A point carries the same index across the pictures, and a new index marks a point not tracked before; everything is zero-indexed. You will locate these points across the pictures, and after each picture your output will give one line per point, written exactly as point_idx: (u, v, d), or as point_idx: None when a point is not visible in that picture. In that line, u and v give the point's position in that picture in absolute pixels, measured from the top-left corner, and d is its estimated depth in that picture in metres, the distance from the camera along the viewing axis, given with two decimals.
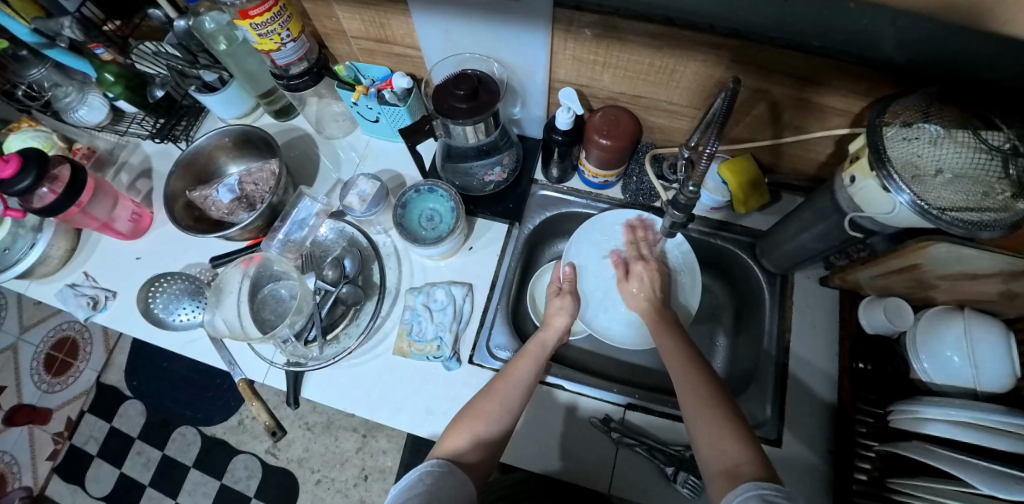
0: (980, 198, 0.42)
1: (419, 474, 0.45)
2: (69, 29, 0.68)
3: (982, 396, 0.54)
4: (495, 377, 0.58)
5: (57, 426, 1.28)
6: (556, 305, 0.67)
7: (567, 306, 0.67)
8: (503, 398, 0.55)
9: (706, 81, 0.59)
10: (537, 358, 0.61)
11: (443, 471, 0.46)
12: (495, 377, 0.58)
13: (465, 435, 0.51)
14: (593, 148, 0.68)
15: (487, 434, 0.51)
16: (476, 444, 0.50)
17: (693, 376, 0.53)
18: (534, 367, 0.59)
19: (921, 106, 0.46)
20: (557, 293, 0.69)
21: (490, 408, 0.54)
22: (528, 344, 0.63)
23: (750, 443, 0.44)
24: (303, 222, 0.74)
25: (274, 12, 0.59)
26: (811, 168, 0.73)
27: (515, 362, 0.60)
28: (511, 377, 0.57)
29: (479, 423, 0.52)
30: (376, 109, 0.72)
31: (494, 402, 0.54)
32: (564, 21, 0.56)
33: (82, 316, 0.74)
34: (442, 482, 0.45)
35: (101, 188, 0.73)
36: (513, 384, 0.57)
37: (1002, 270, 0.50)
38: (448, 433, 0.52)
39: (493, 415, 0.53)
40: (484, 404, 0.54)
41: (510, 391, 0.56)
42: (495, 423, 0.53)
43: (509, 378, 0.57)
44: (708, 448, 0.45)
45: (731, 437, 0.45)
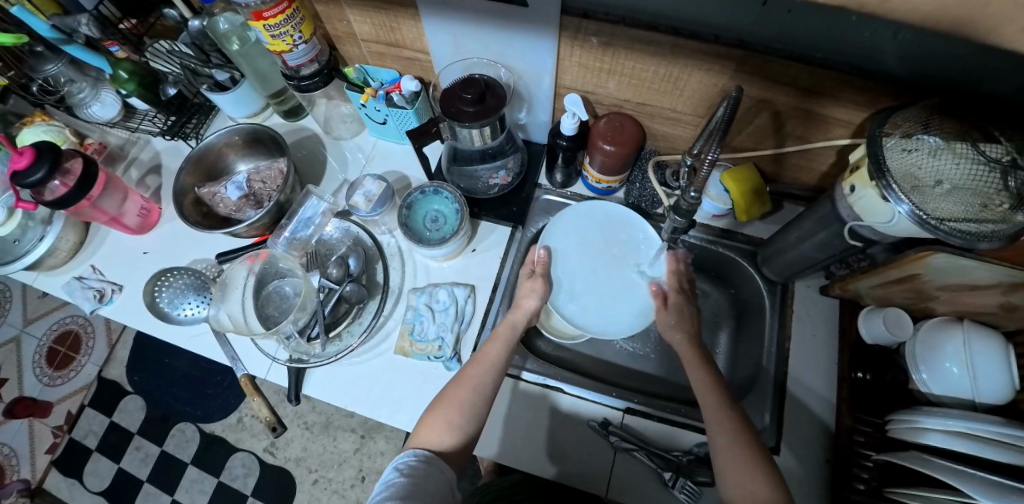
0: (978, 209, 0.43)
1: (398, 467, 0.48)
2: (86, 25, 0.70)
3: (982, 408, 0.55)
4: (466, 364, 0.59)
5: (57, 419, 1.28)
6: (526, 286, 0.68)
7: (536, 286, 0.67)
8: (473, 383, 0.56)
9: (710, 90, 0.60)
10: (507, 341, 0.62)
11: (420, 460, 0.48)
12: (468, 362, 0.60)
13: (440, 424, 0.52)
14: (597, 154, 0.69)
15: (463, 423, 0.53)
16: (450, 432, 0.52)
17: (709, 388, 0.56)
18: (501, 347, 0.61)
19: (921, 118, 0.47)
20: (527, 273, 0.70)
21: (462, 394, 0.55)
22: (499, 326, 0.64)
23: (764, 455, 0.48)
24: (309, 221, 0.75)
25: (287, 15, 0.60)
26: (813, 178, 0.73)
27: (484, 346, 0.61)
28: (482, 360, 0.59)
29: (453, 412, 0.53)
30: (384, 111, 0.74)
31: (466, 390, 0.55)
32: (571, 29, 0.57)
33: (87, 308, 0.75)
34: (420, 469, 0.48)
35: (112, 182, 0.74)
36: (483, 367, 0.58)
37: (1001, 281, 0.51)
38: (423, 425, 0.53)
39: (466, 402, 0.54)
40: (456, 391, 0.55)
41: (480, 372, 0.57)
42: (467, 410, 0.54)
43: (479, 361, 0.59)
44: (731, 468, 0.48)
45: (742, 450, 0.48)
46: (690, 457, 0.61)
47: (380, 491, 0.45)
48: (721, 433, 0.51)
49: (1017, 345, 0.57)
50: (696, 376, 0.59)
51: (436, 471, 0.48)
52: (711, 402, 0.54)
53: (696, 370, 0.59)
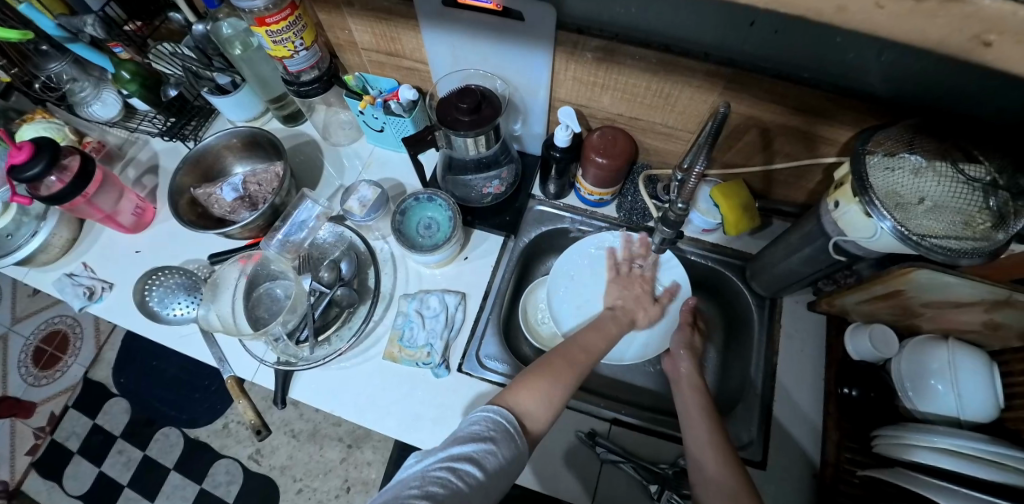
0: (963, 227, 0.44)
1: (486, 424, 0.46)
2: (91, 26, 0.73)
3: (967, 426, 0.55)
4: (568, 346, 0.60)
5: (40, 421, 1.26)
6: (632, 294, 0.72)
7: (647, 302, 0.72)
8: (578, 367, 0.58)
9: (701, 107, 0.62)
10: (608, 334, 0.66)
11: (506, 429, 0.46)
12: (567, 345, 0.61)
13: (539, 397, 0.51)
14: (591, 166, 0.70)
15: (557, 398, 0.53)
16: (547, 403, 0.52)
17: (696, 399, 0.60)
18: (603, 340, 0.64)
19: (904, 138, 0.48)
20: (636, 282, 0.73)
21: (566, 372, 0.56)
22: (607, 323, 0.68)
23: (738, 468, 0.50)
24: (303, 224, 0.74)
25: (290, 21, 0.62)
26: (803, 195, 0.74)
27: (586, 333, 0.64)
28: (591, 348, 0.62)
29: (555, 387, 0.53)
30: (382, 119, 0.75)
31: (573, 372, 0.57)
32: (569, 44, 0.59)
33: (77, 306, 0.75)
34: (505, 438, 0.46)
35: (109, 181, 0.74)
36: (586, 354, 0.60)
37: (984, 298, 0.52)
38: (523, 386, 0.52)
39: (568, 378, 0.55)
40: (559, 367, 0.56)
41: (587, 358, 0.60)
42: (566, 388, 0.54)
43: (584, 349, 0.61)
44: (720, 488, 0.48)
45: (721, 460, 0.51)
46: (676, 470, 0.61)
47: (466, 441, 0.44)
48: (704, 456, 0.52)
49: (1002, 363, 0.57)
50: (686, 396, 0.61)
51: (516, 446, 0.46)
52: (705, 429, 0.55)
53: (688, 396, 0.60)
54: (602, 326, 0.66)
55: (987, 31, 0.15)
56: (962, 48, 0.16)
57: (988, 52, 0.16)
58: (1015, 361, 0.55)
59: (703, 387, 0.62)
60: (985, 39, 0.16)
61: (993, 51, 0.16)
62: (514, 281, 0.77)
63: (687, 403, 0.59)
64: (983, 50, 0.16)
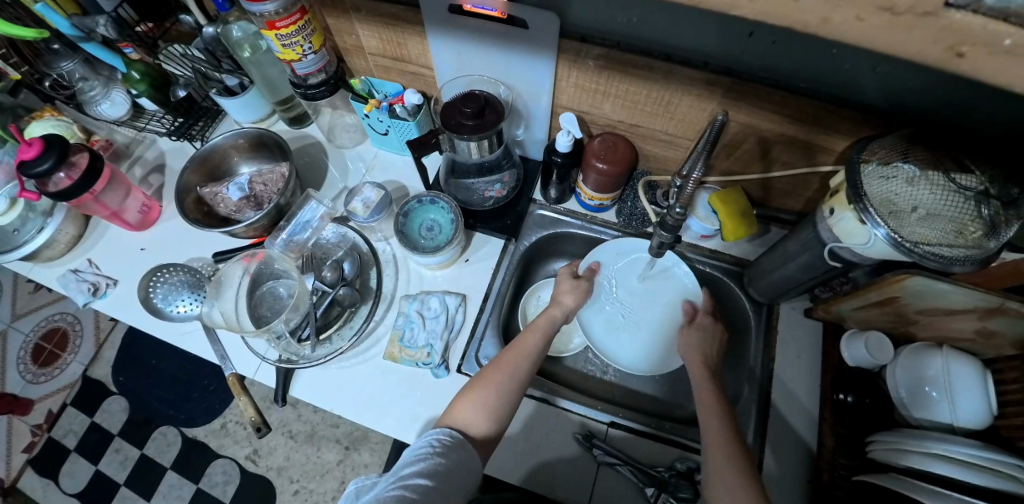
0: (955, 235, 0.45)
1: (432, 442, 0.50)
2: (103, 27, 0.74)
3: (960, 433, 0.56)
4: (502, 350, 0.60)
5: (37, 418, 1.26)
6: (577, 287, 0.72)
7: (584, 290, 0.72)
8: (510, 370, 0.58)
9: (699, 114, 0.63)
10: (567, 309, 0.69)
11: (454, 443, 0.50)
12: (503, 349, 0.61)
13: (474, 406, 0.54)
14: (591, 172, 0.71)
15: (497, 405, 0.54)
16: (484, 415, 0.54)
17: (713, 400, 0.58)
18: (542, 334, 0.64)
19: (899, 147, 0.49)
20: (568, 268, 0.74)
21: (500, 378, 0.56)
22: (537, 319, 0.67)
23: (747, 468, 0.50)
24: (306, 223, 0.76)
25: (298, 26, 0.64)
26: (800, 203, 0.75)
27: (521, 336, 0.63)
28: (517, 348, 0.61)
29: (488, 394, 0.55)
30: (386, 122, 0.76)
31: (506, 378, 0.57)
32: (572, 52, 0.61)
33: (81, 301, 0.75)
34: (455, 450, 0.49)
35: (117, 178, 0.75)
36: (518, 354, 0.60)
37: (977, 305, 0.53)
38: (457, 403, 0.55)
39: (501, 386, 0.56)
40: (492, 373, 0.57)
41: (519, 360, 0.59)
42: (501, 396, 0.55)
43: (516, 350, 0.60)
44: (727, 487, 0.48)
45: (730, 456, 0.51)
46: (673, 473, 0.62)
47: (413, 461, 0.47)
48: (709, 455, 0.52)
49: (996, 371, 0.58)
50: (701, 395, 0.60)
51: (467, 455, 0.50)
52: (715, 427, 0.54)
53: (704, 395, 0.59)
54: (535, 325, 0.65)
55: (960, 42, 0.16)
56: (937, 58, 0.17)
57: (963, 63, 0.17)
58: (1008, 369, 0.56)
59: (721, 393, 0.60)
60: (959, 50, 0.17)
61: (967, 62, 0.17)
62: (514, 284, 0.78)
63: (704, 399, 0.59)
64: (957, 61, 0.17)
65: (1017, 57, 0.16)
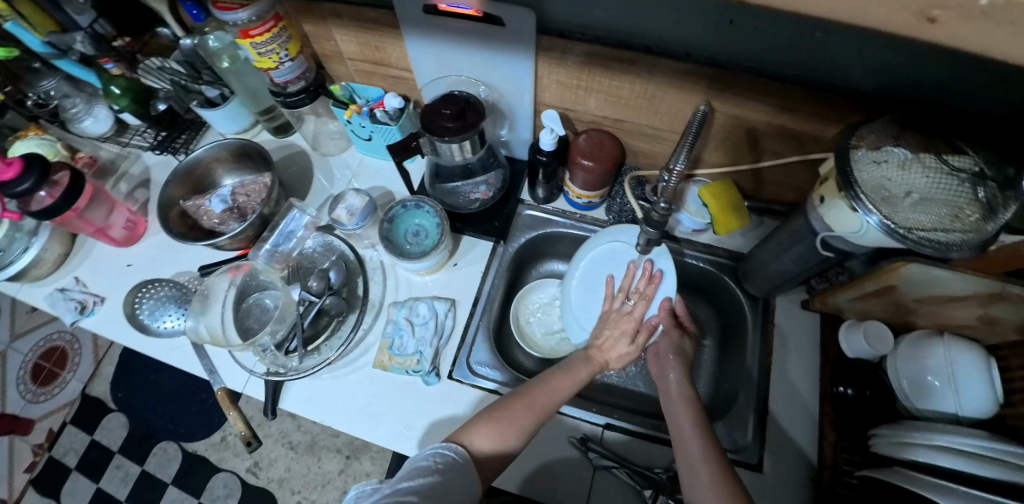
0: (951, 220, 0.43)
1: (432, 457, 0.49)
2: (80, 43, 0.75)
3: (965, 423, 0.55)
4: (536, 385, 0.59)
5: (38, 437, 1.26)
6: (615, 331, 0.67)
7: (625, 341, 0.66)
8: (540, 411, 0.56)
9: (685, 107, 0.61)
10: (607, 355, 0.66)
11: (453, 462, 0.49)
12: (534, 383, 0.59)
13: (491, 435, 0.53)
14: (578, 170, 0.70)
15: (514, 439, 0.53)
16: (501, 452, 0.53)
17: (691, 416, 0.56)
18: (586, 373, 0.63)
19: (890, 132, 0.48)
20: (620, 319, 0.68)
21: (527, 417, 0.55)
22: (578, 365, 0.64)
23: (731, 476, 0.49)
24: (291, 233, 0.75)
25: (273, 33, 0.63)
26: (793, 195, 0.74)
27: (556, 377, 0.61)
28: (553, 392, 0.59)
29: (511, 433, 0.53)
30: (369, 127, 0.74)
31: (533, 417, 0.55)
32: (554, 50, 0.59)
33: (68, 320, 0.75)
34: (454, 472, 0.48)
35: (100, 194, 0.75)
36: (549, 398, 0.58)
37: (977, 292, 0.51)
38: (477, 427, 0.53)
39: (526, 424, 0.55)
40: (521, 413, 0.55)
41: (548, 405, 0.57)
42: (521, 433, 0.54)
43: (549, 392, 0.58)
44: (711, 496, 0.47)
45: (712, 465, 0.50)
46: (670, 475, 0.61)
47: (407, 476, 0.46)
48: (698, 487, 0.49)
49: (1001, 358, 0.57)
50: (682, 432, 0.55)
51: (465, 476, 0.49)
52: (710, 486, 0.48)
53: (680, 412, 0.57)
54: (572, 370, 0.63)
55: (929, 7, 0.15)
56: (908, 26, 0.16)
57: (935, 30, 0.16)
58: (1012, 356, 0.55)
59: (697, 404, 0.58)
60: (931, 15, 0.15)
61: (939, 27, 0.16)
62: (505, 287, 0.76)
63: (680, 433, 0.55)
64: (930, 27, 0.16)
65: (995, 26, 0.15)
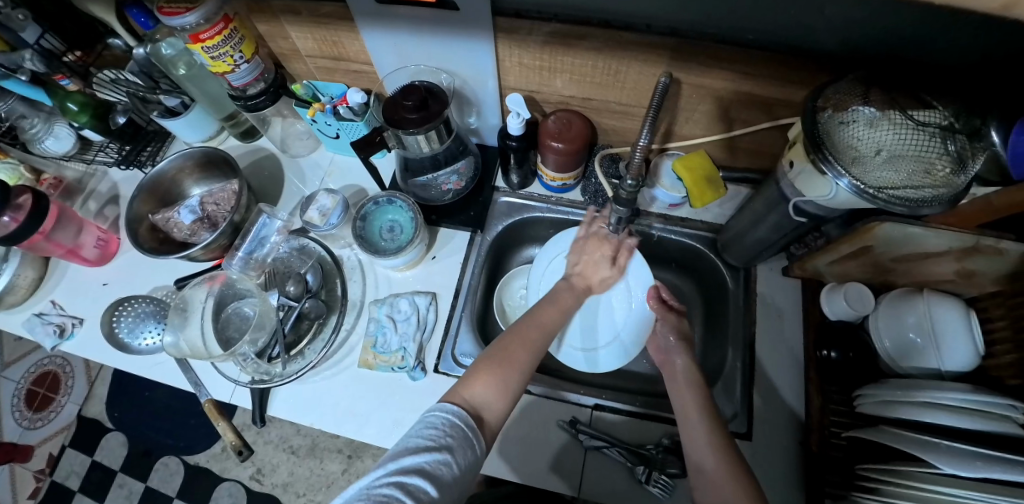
0: (923, 176, 0.43)
1: (442, 429, 0.42)
2: (30, 61, 0.72)
3: (949, 376, 0.55)
4: (522, 324, 0.58)
5: (38, 463, 1.25)
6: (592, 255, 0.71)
7: (606, 265, 0.71)
8: (533, 345, 0.56)
9: (649, 80, 0.61)
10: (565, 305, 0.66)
11: (465, 435, 0.42)
12: (522, 322, 0.59)
13: (489, 385, 0.48)
14: (549, 153, 0.68)
15: (512, 383, 0.50)
16: (503, 395, 0.49)
17: (693, 393, 0.55)
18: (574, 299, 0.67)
19: (857, 89, 0.46)
20: (597, 243, 0.70)
21: (522, 356, 0.53)
22: (562, 295, 0.67)
23: (731, 452, 0.47)
24: (264, 239, 0.74)
25: (225, 36, 0.61)
26: (764, 162, 0.73)
27: (543, 309, 0.63)
28: (541, 325, 0.60)
29: (509, 375, 0.50)
30: (335, 125, 0.73)
31: (527, 354, 0.54)
32: (513, 32, 0.58)
33: (48, 345, 0.73)
34: (463, 445, 0.42)
35: (67, 214, 0.73)
36: (542, 332, 0.59)
37: (952, 246, 0.51)
38: (470, 378, 0.49)
39: (523, 365, 0.52)
40: (513, 350, 0.53)
41: (540, 337, 0.57)
42: (520, 376, 0.51)
43: (536, 325, 0.59)
44: (714, 466, 0.46)
45: (710, 442, 0.49)
46: (662, 449, 0.61)
47: (417, 451, 0.39)
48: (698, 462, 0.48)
49: (982, 310, 0.57)
50: (684, 416, 0.53)
51: (473, 452, 0.42)
52: (706, 455, 0.48)
53: (683, 391, 0.56)
54: (559, 299, 0.66)
55: None
56: None
57: None
58: (993, 307, 0.55)
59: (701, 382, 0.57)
60: None
61: None
62: (486, 276, 0.76)
63: (686, 413, 0.53)
64: None
65: None
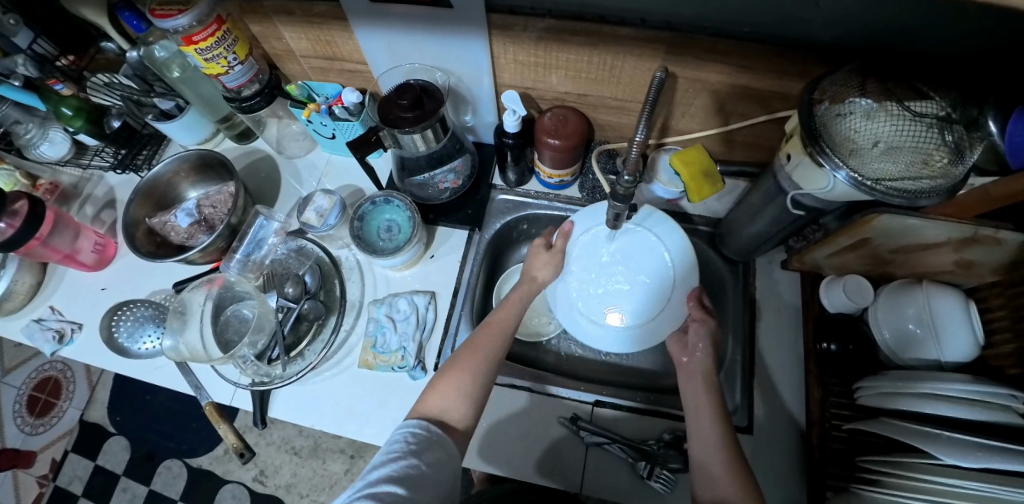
0: (921, 167, 0.43)
1: (405, 439, 0.46)
2: (23, 66, 0.72)
3: (948, 367, 0.55)
4: (475, 330, 0.58)
5: (41, 469, 1.25)
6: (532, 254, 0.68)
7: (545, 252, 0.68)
8: (484, 348, 0.56)
9: (645, 75, 0.60)
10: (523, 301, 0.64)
11: (429, 440, 0.47)
12: (479, 327, 0.59)
13: (445, 397, 0.51)
14: (545, 149, 0.68)
15: (474, 391, 0.52)
16: (461, 401, 0.51)
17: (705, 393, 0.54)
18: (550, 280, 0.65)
19: (854, 81, 0.46)
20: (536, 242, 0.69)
21: (475, 362, 0.54)
22: (513, 294, 0.65)
23: (738, 454, 0.48)
24: (260, 241, 0.74)
25: (218, 37, 0.61)
26: (762, 155, 0.73)
27: (496, 311, 0.62)
28: (494, 326, 0.59)
29: (463, 381, 0.52)
30: (331, 125, 0.73)
31: (481, 360, 0.55)
32: (507, 29, 0.58)
33: (47, 350, 0.73)
34: (429, 449, 0.46)
35: (63, 219, 0.73)
36: (496, 333, 0.58)
37: (952, 237, 0.51)
38: (429, 393, 0.52)
39: (478, 373, 0.54)
40: (467, 357, 0.55)
41: (494, 340, 0.57)
42: (478, 383, 0.53)
43: (489, 328, 0.59)
44: (720, 472, 0.46)
45: (717, 442, 0.49)
46: (662, 444, 0.61)
47: (384, 462, 0.44)
48: (704, 460, 0.48)
49: (981, 300, 0.57)
50: (694, 415, 0.53)
51: (442, 451, 0.47)
52: (714, 458, 0.48)
53: (698, 390, 0.55)
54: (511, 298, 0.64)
55: None
56: None
57: None
58: (992, 297, 0.55)
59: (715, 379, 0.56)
60: None
61: None
62: (485, 274, 0.76)
63: (697, 412, 0.53)
64: None
65: None
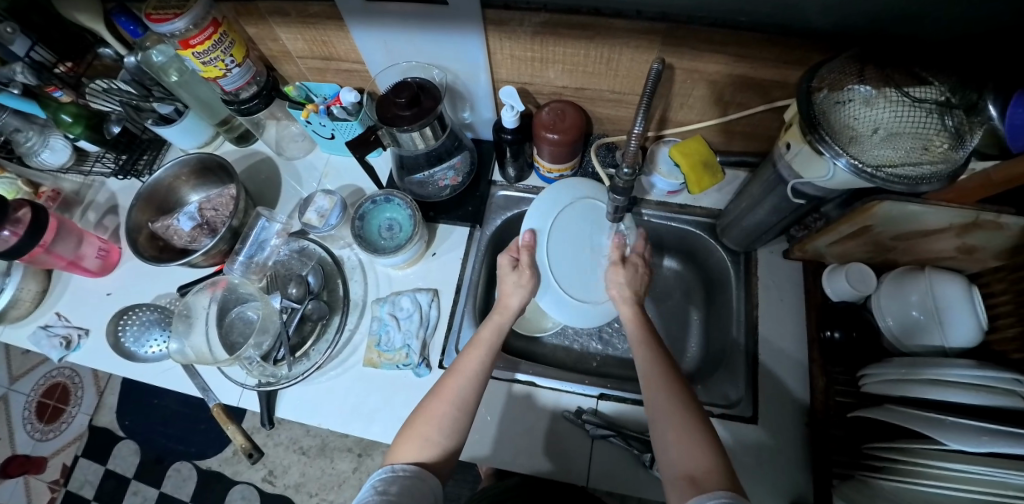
0: (922, 153, 0.42)
1: (373, 485, 0.47)
2: (21, 74, 0.72)
3: (952, 353, 0.55)
4: (444, 375, 0.55)
5: (52, 474, 1.26)
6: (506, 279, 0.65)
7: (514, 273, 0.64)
8: (451, 396, 0.53)
9: (642, 67, 0.60)
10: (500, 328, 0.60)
11: (397, 476, 0.47)
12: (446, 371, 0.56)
13: (414, 445, 0.50)
14: (544, 144, 0.68)
15: (443, 436, 0.51)
16: (428, 448, 0.50)
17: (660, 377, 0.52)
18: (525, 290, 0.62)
19: (853, 68, 0.46)
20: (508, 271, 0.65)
21: (441, 409, 0.52)
22: (483, 332, 0.60)
23: (713, 443, 0.45)
24: (263, 243, 0.75)
25: (214, 40, 0.61)
26: (761, 144, 0.73)
27: (465, 354, 0.57)
28: (460, 370, 0.55)
29: (431, 429, 0.51)
30: (329, 125, 0.73)
31: (449, 406, 0.52)
32: (503, 24, 0.57)
33: (55, 356, 0.74)
34: (397, 486, 0.46)
35: (66, 226, 0.74)
36: (464, 377, 0.55)
37: (954, 223, 0.51)
38: (400, 443, 0.51)
39: (446, 422, 0.52)
40: (435, 406, 0.53)
41: (462, 382, 0.54)
42: (447, 430, 0.51)
43: (458, 371, 0.55)
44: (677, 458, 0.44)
45: (681, 424, 0.47)
46: None
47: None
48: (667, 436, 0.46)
49: (983, 286, 0.57)
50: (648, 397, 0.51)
51: (413, 483, 0.47)
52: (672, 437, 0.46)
53: (650, 369, 0.53)
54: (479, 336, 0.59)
55: None
56: None
57: None
58: (995, 282, 0.55)
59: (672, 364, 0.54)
60: None
61: None
62: (486, 270, 0.76)
63: (650, 392, 0.51)
64: None
65: None
